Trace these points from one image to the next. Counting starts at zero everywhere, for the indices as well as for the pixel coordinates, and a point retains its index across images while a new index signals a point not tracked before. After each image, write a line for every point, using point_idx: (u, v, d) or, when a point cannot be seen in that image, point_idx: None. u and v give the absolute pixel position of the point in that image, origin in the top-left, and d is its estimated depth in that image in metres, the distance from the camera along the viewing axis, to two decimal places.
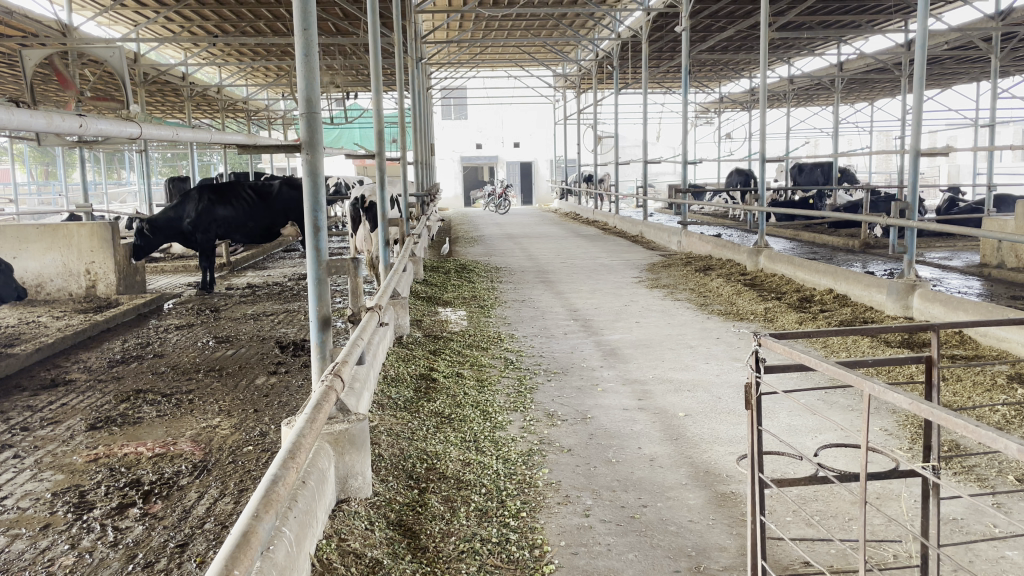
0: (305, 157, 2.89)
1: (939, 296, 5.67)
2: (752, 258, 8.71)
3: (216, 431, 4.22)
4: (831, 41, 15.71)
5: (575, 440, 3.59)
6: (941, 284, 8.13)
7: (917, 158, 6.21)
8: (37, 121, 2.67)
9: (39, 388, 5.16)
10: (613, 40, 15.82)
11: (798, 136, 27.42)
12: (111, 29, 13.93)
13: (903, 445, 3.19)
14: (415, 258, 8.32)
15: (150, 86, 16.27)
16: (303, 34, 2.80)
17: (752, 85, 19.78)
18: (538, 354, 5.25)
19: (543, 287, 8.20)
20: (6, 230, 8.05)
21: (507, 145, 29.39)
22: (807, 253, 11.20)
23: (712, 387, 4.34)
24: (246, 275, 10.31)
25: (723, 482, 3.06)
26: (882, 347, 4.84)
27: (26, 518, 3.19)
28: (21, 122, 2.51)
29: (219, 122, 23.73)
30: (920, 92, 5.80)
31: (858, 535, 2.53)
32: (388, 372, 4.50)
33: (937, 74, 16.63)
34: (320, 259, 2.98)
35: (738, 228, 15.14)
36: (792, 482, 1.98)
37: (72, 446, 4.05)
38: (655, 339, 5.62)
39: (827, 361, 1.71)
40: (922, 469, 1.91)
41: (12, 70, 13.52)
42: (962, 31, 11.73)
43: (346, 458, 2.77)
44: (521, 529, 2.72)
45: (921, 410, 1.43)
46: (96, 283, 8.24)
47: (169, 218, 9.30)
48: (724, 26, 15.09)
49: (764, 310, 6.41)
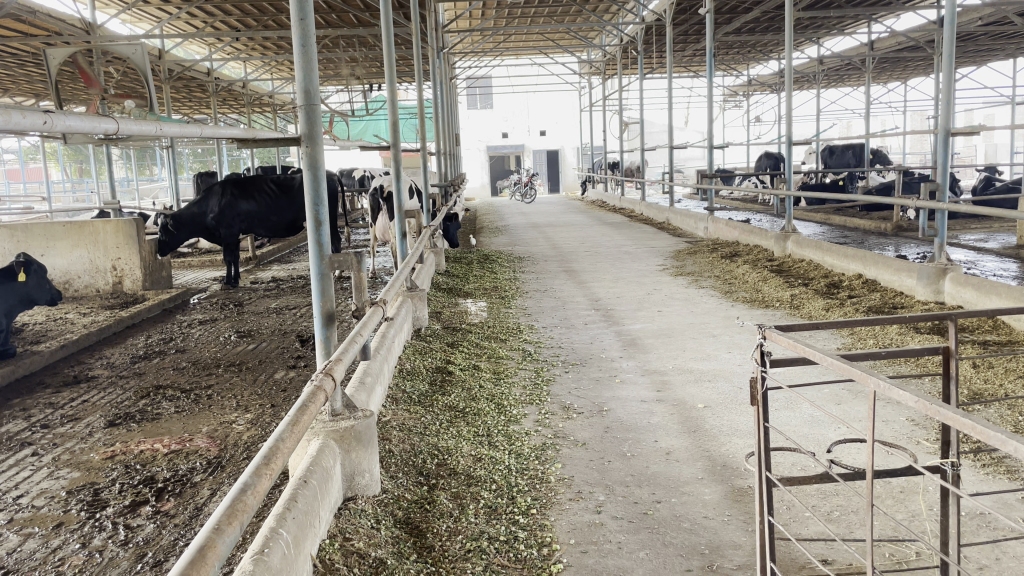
0: (303, 150, 2.85)
1: (971, 280, 5.49)
2: (780, 243, 8.57)
3: (231, 428, 4.20)
4: (861, 20, 15.38)
5: (590, 434, 3.51)
6: (976, 267, 7.91)
7: (948, 137, 5.99)
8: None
9: (61, 385, 5.20)
10: (637, 24, 15.60)
11: (830, 118, 26.97)
12: (135, 26, 14.02)
13: (929, 437, 3.08)
14: (436, 250, 8.31)
15: (177, 82, 16.40)
16: (300, 23, 2.74)
17: (780, 68, 19.44)
18: (558, 346, 5.17)
19: (566, 276, 8.11)
20: (34, 228, 8.10)
21: (534, 133, 29.24)
22: (837, 237, 10.99)
23: (734, 377, 4.24)
24: (271, 268, 10.35)
25: (739, 477, 2.97)
26: (911, 334, 4.70)
27: (40, 517, 3.20)
28: (10, 124, 2.45)
29: (246, 117, 23.91)
30: (950, 70, 5.57)
31: (879, 532, 2.43)
32: (404, 366, 4.46)
33: (972, 50, 16.17)
34: (322, 254, 2.93)
35: (767, 214, 14.89)
36: (802, 481, 1.89)
37: (89, 443, 4.06)
38: (678, 328, 5.51)
39: (832, 356, 1.63)
40: (941, 468, 1.81)
41: (41, 69, 13.70)
42: (995, 6, 11.39)
43: (352, 455, 2.72)
44: (529, 526, 2.66)
45: (931, 409, 1.34)
46: (123, 279, 8.32)
47: (193, 213, 9.35)
48: (750, 7, 14.83)
49: (790, 297, 6.26)
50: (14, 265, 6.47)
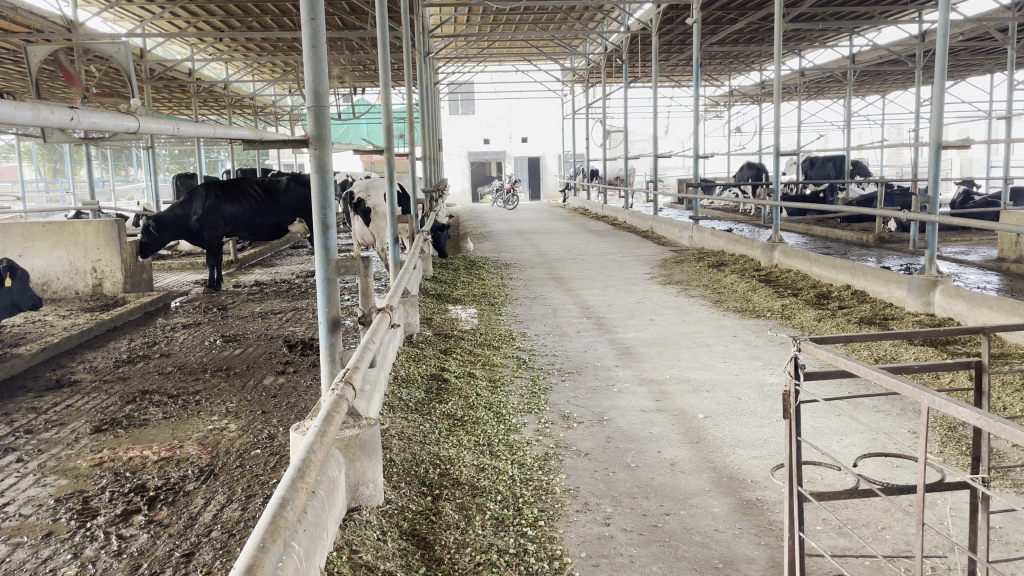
0: (312, 152, 2.80)
1: (961, 292, 5.52)
2: (766, 253, 8.60)
3: (223, 434, 4.11)
4: (843, 32, 15.54)
5: (592, 444, 3.47)
6: (960, 279, 7.99)
7: (938, 150, 6.03)
8: (21, 113, 2.74)
9: (43, 390, 5.07)
10: (622, 33, 15.64)
11: (810, 130, 27.31)
12: (117, 25, 13.85)
13: (934, 448, 3.07)
14: (423, 255, 8.25)
15: (158, 83, 16.24)
16: (310, 23, 2.70)
17: (762, 79, 19.61)
18: (552, 354, 5.12)
19: (554, 283, 8.06)
20: (12, 228, 7.94)
21: (515, 140, 29.29)
22: (820, 248, 11.05)
23: (732, 387, 4.22)
24: (254, 272, 10.22)
25: (747, 488, 2.94)
26: (906, 346, 4.71)
27: (28, 526, 3.10)
28: (38, 118, 2.89)
29: (226, 119, 23.73)
30: (942, 84, 5.58)
31: (891, 545, 2.41)
32: (399, 373, 4.41)
33: (952, 65, 16.40)
34: (329, 258, 2.88)
35: (749, 224, 14.99)
36: (832, 496, 1.89)
37: (75, 450, 3.96)
38: (671, 337, 5.50)
39: (878, 370, 1.60)
40: (971, 481, 1.80)
41: (19, 67, 13.51)
42: (977, 22, 11.53)
43: (357, 465, 2.66)
44: (539, 539, 2.61)
45: (990, 426, 1.29)
46: (103, 281, 8.16)
47: (176, 214, 9.21)
48: (735, 18, 14.93)
49: (781, 308, 6.27)
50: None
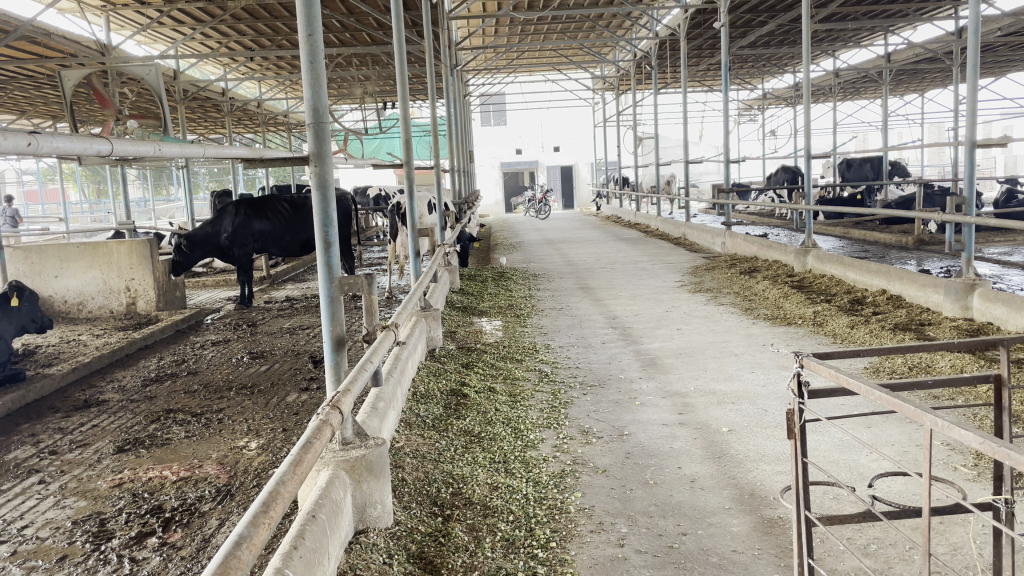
0: (312, 170, 2.77)
1: (1001, 296, 5.32)
2: (800, 258, 8.41)
3: (242, 454, 4.10)
4: (877, 31, 15.20)
5: (610, 460, 3.39)
6: (1002, 282, 7.72)
7: (973, 149, 5.79)
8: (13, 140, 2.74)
9: (71, 409, 5.14)
10: (651, 39, 15.54)
11: (846, 130, 26.84)
12: (150, 48, 14.13)
13: (967, 462, 2.93)
14: (450, 267, 8.21)
15: (192, 103, 16.56)
16: (308, 39, 2.69)
17: (796, 81, 19.34)
18: (575, 366, 5.04)
19: (583, 293, 7.96)
20: (48, 250, 8.09)
21: (547, 149, 29.35)
22: (857, 253, 10.77)
23: (758, 399, 4.11)
24: (285, 287, 10.30)
25: (769, 506, 2.84)
26: (940, 354, 4.53)
27: (45, 548, 3.11)
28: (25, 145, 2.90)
29: (261, 137, 24.14)
30: (975, 80, 5.37)
31: (919, 565, 2.30)
32: (418, 389, 4.35)
33: (992, 61, 15.97)
34: (332, 276, 2.85)
35: (784, 228, 14.76)
36: (842, 520, 1.87)
37: (97, 470, 3.98)
38: (698, 347, 5.38)
39: (879, 389, 1.52)
40: (990, 504, 1.72)
41: (56, 91, 13.85)
42: (1015, 16, 11.20)
43: (363, 486, 2.61)
44: (549, 562, 2.54)
45: (995, 452, 1.20)
46: (136, 299, 8.23)
47: (207, 232, 9.34)
48: (764, 21, 14.74)
49: (812, 314, 6.12)
50: (6, 290, 6.43)
